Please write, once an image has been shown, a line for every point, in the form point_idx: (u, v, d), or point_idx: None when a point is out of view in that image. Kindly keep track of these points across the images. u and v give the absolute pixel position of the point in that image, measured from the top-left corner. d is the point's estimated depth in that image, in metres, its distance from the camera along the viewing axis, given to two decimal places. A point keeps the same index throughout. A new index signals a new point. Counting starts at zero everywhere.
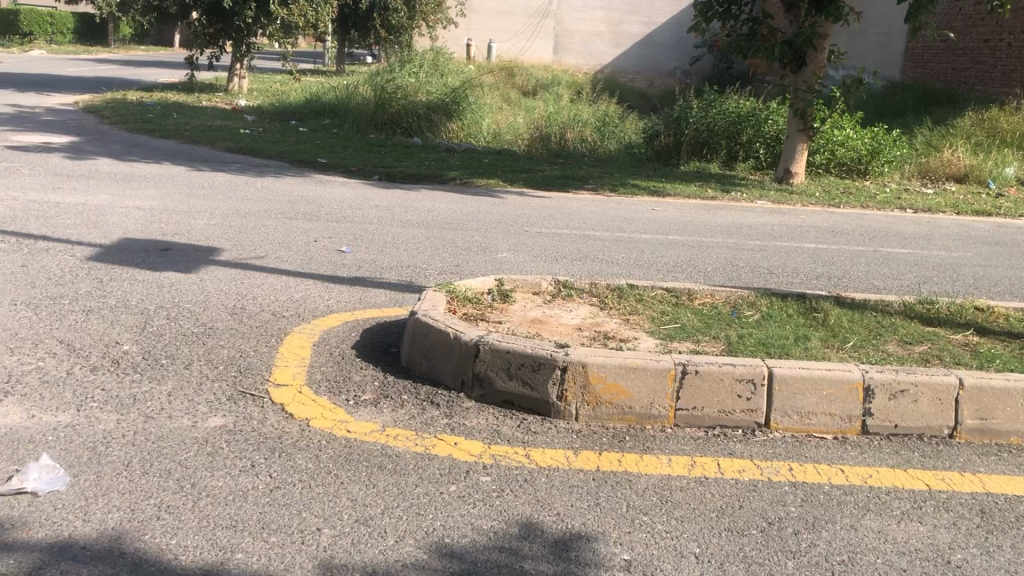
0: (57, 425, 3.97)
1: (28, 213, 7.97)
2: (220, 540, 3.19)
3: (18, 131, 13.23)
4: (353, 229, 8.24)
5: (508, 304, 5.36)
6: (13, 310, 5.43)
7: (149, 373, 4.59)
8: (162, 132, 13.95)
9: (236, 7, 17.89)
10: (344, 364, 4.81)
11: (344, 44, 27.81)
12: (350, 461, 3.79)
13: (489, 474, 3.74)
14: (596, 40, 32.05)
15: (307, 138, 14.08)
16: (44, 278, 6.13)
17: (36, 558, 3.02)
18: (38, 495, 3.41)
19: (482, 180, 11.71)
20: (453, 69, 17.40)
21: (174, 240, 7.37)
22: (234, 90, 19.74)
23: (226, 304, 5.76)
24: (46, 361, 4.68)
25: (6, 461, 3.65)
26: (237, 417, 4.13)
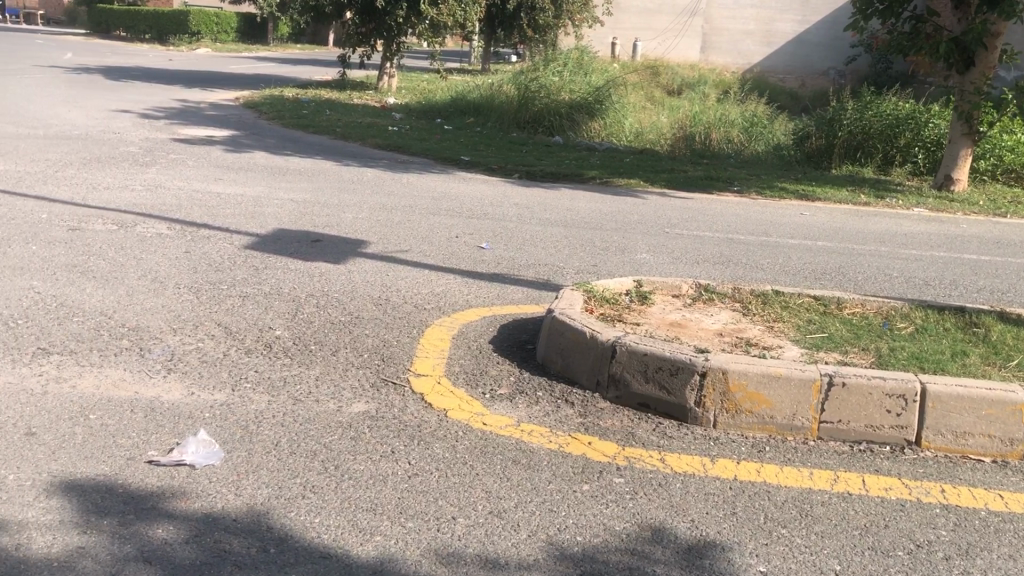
0: (214, 403, 4.21)
1: (193, 203, 8.48)
2: (359, 522, 3.30)
3: (185, 125, 14.08)
4: (494, 226, 8.36)
5: (647, 306, 5.31)
6: (178, 293, 5.79)
7: (299, 357, 4.80)
8: (315, 127, 14.55)
9: (388, 7, 18.41)
10: (481, 359, 4.88)
11: (491, 43, 28.24)
12: (485, 453, 3.85)
13: (623, 476, 3.72)
14: (745, 39, 31.29)
15: (452, 136, 14.38)
16: (205, 264, 6.50)
17: (192, 527, 3.22)
18: (195, 467, 3.64)
19: (623, 180, 11.65)
20: (597, 68, 17.39)
21: (324, 232, 7.68)
22: (383, 88, 20.40)
23: (371, 295, 5.96)
24: (205, 342, 4.97)
25: (167, 434, 3.90)
26: (379, 404, 4.27)
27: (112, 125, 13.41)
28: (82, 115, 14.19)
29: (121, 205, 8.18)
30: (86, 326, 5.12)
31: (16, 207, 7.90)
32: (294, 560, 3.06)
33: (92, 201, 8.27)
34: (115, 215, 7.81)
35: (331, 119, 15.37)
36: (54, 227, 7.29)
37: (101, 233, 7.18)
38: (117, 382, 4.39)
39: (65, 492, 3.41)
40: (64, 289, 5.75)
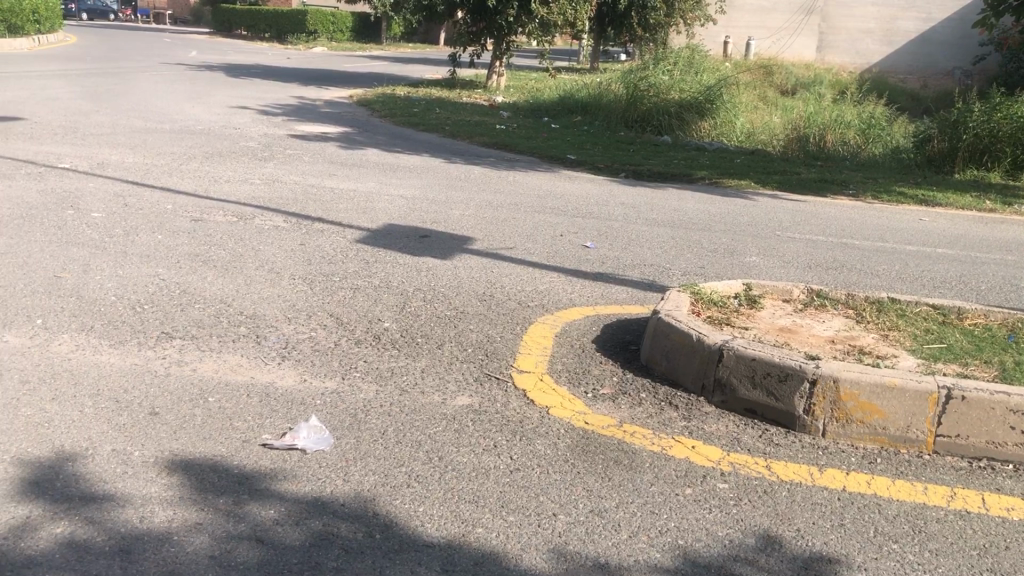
0: (324, 391, 4.35)
1: (307, 197, 8.75)
2: (461, 513, 3.36)
3: (301, 121, 14.52)
4: (600, 225, 8.34)
5: (756, 310, 5.20)
6: (292, 284, 6.00)
7: (406, 350, 4.90)
8: (425, 125, 14.79)
9: (498, 7, 18.54)
10: (585, 357, 4.88)
11: (600, 43, 28.16)
12: (587, 452, 3.86)
13: (727, 481, 3.66)
14: (864, 37, 30.30)
15: (559, 134, 14.40)
16: (319, 256, 6.70)
17: (303, 510, 3.34)
18: (306, 451, 3.76)
19: (733, 181, 11.44)
20: (708, 66, 17.14)
21: (432, 228, 7.81)
22: (492, 86, 20.60)
23: (477, 291, 6.04)
24: (317, 332, 5.13)
25: (280, 419, 4.05)
26: (482, 398, 4.33)
27: (234, 121, 13.93)
28: (205, 111, 14.82)
29: (240, 198, 8.52)
30: (206, 313, 5.36)
31: (144, 198, 8.31)
32: (398, 547, 3.13)
33: (214, 194, 8.63)
34: (235, 207, 8.13)
35: (441, 117, 15.60)
36: (178, 217, 7.64)
37: (222, 225, 7.49)
38: (234, 367, 4.58)
39: (184, 470, 3.57)
40: (188, 277, 6.02)
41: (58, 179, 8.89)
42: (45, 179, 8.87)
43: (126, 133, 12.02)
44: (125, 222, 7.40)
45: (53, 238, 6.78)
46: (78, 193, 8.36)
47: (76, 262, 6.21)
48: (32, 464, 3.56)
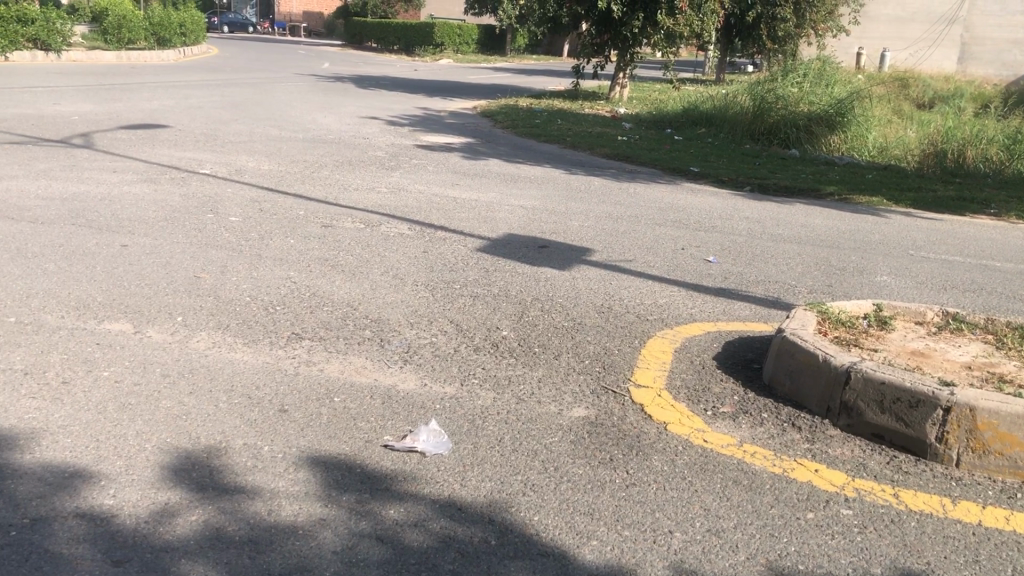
0: (444, 396, 4.44)
1: (431, 206, 8.94)
2: (577, 525, 3.37)
3: (426, 131, 14.85)
4: (723, 239, 8.20)
5: (887, 331, 5.00)
6: (415, 290, 6.15)
7: (524, 359, 4.95)
8: (547, 136, 14.89)
9: (624, 18, 18.54)
10: (705, 374, 4.81)
11: (727, 55, 27.68)
12: (705, 470, 3.80)
13: (851, 508, 3.54)
14: (1012, 48, 28.75)
15: (682, 146, 14.25)
16: (441, 264, 6.85)
17: (422, 512, 3.41)
18: (426, 454, 3.85)
19: (863, 197, 11.04)
20: (840, 79, 16.64)
21: (552, 238, 7.86)
22: (615, 98, 20.60)
23: (595, 302, 6.04)
24: (438, 337, 5.24)
25: (402, 421, 4.15)
26: (599, 411, 4.32)
27: (362, 130, 14.38)
28: (337, 121, 15.34)
29: (367, 206, 8.78)
30: (334, 315, 5.55)
31: (277, 204, 8.67)
32: (514, 554, 3.17)
33: (343, 201, 8.94)
34: (362, 215, 8.39)
35: (563, 128, 15.68)
36: (308, 223, 7.94)
37: (350, 231, 7.74)
38: (358, 369, 4.73)
39: (308, 466, 3.71)
40: (317, 281, 6.25)
41: (200, 185, 9.38)
42: (187, 184, 9.37)
43: (262, 141, 12.58)
44: (260, 227, 7.74)
45: (194, 240, 7.16)
46: (217, 198, 8.80)
47: (215, 264, 6.54)
48: (171, 454, 3.76)
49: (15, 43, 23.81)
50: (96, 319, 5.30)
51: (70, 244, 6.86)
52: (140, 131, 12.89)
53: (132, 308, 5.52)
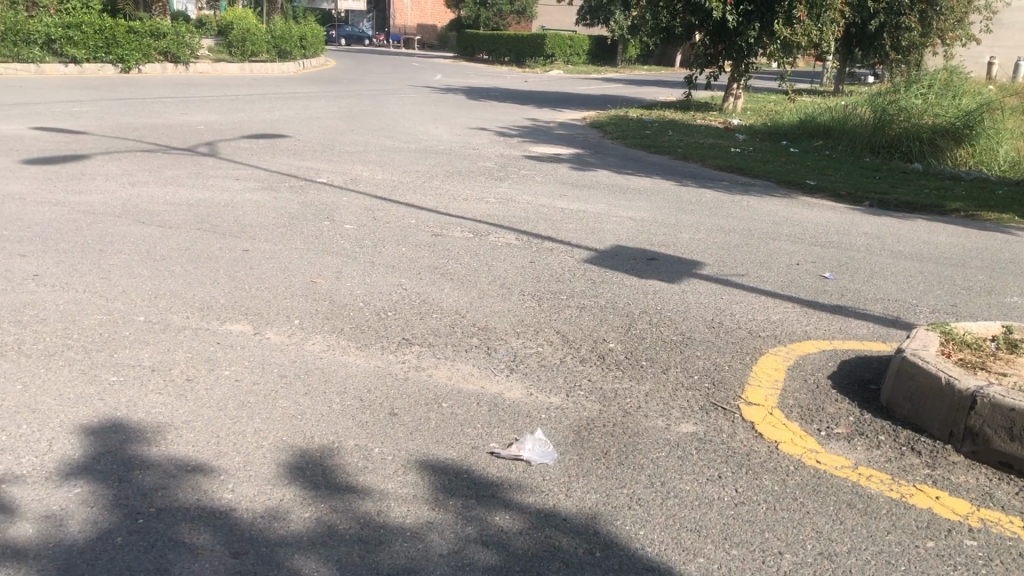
0: (550, 406, 4.45)
1: (540, 217, 8.99)
2: (683, 541, 3.32)
3: (536, 143, 14.93)
4: (839, 255, 7.96)
5: (1017, 354, 4.74)
6: (523, 299, 6.19)
7: (631, 372, 4.92)
8: (657, 148, 14.77)
9: (740, 28, 18.25)
10: (819, 394, 4.67)
11: (846, 65, 26.88)
12: (818, 491, 3.69)
13: (975, 539, 3.38)
14: None
15: (798, 159, 13.90)
16: (549, 274, 6.88)
17: (526, 520, 3.43)
18: (531, 463, 3.87)
19: (992, 214, 10.52)
20: (969, 90, 15.92)
21: (661, 251, 7.78)
22: (728, 109, 20.28)
23: (705, 317, 5.95)
24: (544, 347, 5.26)
25: (508, 429, 4.19)
26: (707, 427, 4.26)
27: (473, 142, 14.58)
28: (448, 132, 15.59)
29: (477, 216, 8.89)
30: (443, 322, 5.64)
31: (390, 212, 8.88)
32: (619, 567, 3.15)
33: (453, 211, 9.08)
34: (471, 224, 8.51)
35: (674, 139, 15.52)
36: (419, 232, 8.10)
37: (459, 240, 7.86)
38: (466, 376, 4.79)
39: (418, 469, 3.78)
40: (427, 288, 6.37)
41: (316, 193, 9.69)
42: (305, 192, 9.69)
43: (376, 152, 12.90)
44: (373, 234, 7.95)
45: (310, 246, 7.39)
46: (333, 205, 9.07)
47: (330, 269, 6.75)
48: (286, 451, 3.90)
49: (148, 56, 25.14)
50: (218, 320, 5.53)
51: (195, 248, 7.19)
52: (262, 141, 13.41)
53: (252, 310, 5.75)
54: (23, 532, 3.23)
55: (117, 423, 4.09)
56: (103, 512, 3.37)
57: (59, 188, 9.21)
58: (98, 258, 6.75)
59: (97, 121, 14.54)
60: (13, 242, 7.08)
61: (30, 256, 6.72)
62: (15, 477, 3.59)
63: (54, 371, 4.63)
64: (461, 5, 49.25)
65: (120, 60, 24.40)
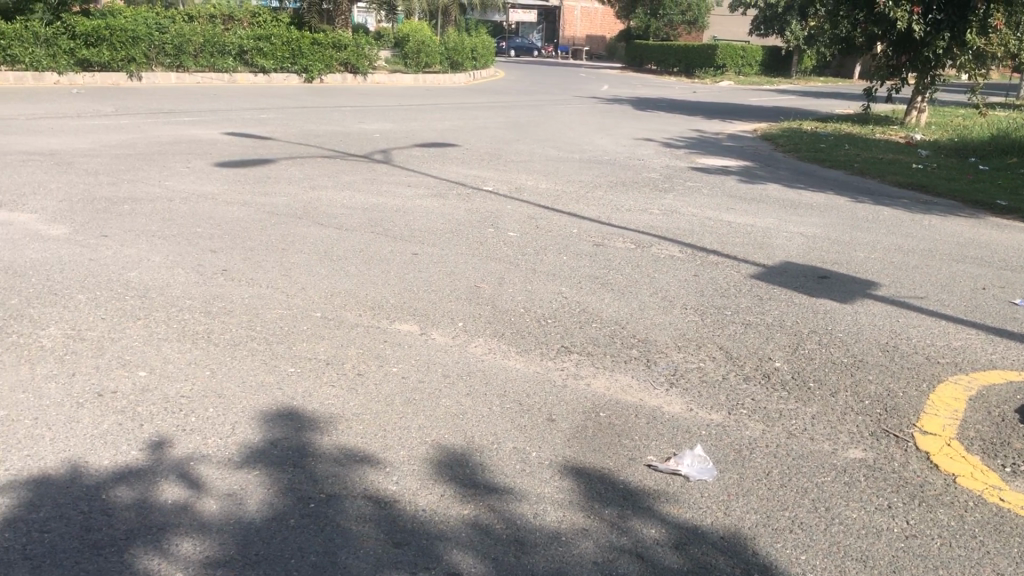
0: (710, 422, 4.37)
1: (705, 229, 8.84)
2: (847, 571, 3.19)
3: (703, 154, 14.68)
4: None
5: None
6: (686, 313, 6.11)
7: (797, 393, 4.75)
8: (832, 162, 14.21)
9: (927, 38, 17.12)
10: (1005, 428, 4.37)
11: None
12: (999, 531, 3.46)
13: None
14: None
15: (988, 177, 13.03)
16: (713, 288, 6.76)
17: (682, 535, 3.39)
18: (689, 479, 3.81)
19: None
20: None
21: (833, 269, 7.48)
22: (911, 123, 19.22)
23: (879, 340, 5.68)
24: (707, 363, 5.17)
25: (666, 443, 4.14)
26: (878, 454, 4.06)
27: (639, 152, 14.51)
28: (615, 143, 15.58)
29: (641, 227, 8.84)
30: (603, 333, 5.64)
31: (554, 222, 8.96)
32: None
33: (617, 221, 9.07)
34: (634, 235, 8.47)
35: (849, 153, 14.89)
36: (582, 241, 8.14)
37: (622, 251, 7.84)
38: (625, 387, 4.78)
39: (574, 476, 3.80)
40: (588, 297, 6.40)
41: (482, 201, 9.91)
42: (471, 200, 9.92)
43: (541, 161, 13.06)
44: (537, 242, 8.05)
45: (475, 252, 7.57)
46: (498, 213, 9.24)
47: (493, 275, 6.88)
48: (447, 450, 4.01)
49: (329, 67, 26.45)
50: (388, 319, 5.76)
51: (368, 249, 7.53)
52: (433, 149, 13.84)
53: (419, 311, 5.95)
54: (208, 507, 3.49)
55: (293, 411, 4.35)
56: (278, 495, 3.58)
57: (247, 190, 9.85)
58: (280, 256, 7.18)
59: (283, 128, 15.44)
60: (205, 239, 7.64)
61: (220, 252, 7.23)
62: (203, 455, 3.88)
63: (239, 360, 4.97)
64: (631, 15, 49.08)
65: (304, 70, 25.85)
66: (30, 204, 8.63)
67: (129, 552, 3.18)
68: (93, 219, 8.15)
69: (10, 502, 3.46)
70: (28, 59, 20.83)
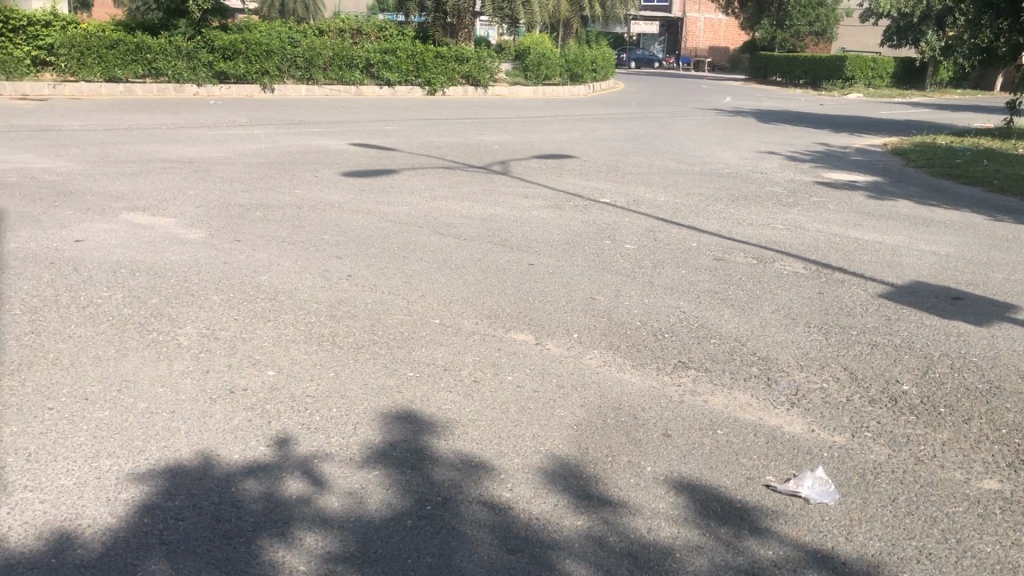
0: (832, 444, 4.24)
1: (831, 246, 8.59)
2: None
3: (830, 168, 14.25)
4: None
5: None
6: (808, 331, 5.96)
7: (927, 418, 4.56)
8: (969, 178, 13.56)
9: None
10: None
11: None
12: None
13: None
14: None
15: None
16: (838, 306, 6.56)
17: (802, 558, 3.30)
18: (809, 501, 3.70)
19: None
20: None
21: (967, 290, 7.15)
22: None
23: (1017, 365, 5.39)
24: (830, 383, 5.02)
25: (786, 464, 4.04)
26: (1015, 487, 3.86)
27: (762, 166, 14.21)
28: (737, 156, 15.30)
29: (762, 242, 8.64)
30: (722, 348, 5.56)
31: (672, 235, 8.87)
32: None
33: (737, 236, 8.91)
34: (756, 250, 8.31)
35: (988, 169, 14.17)
36: (701, 255, 8.03)
37: (743, 266, 7.70)
38: (743, 405, 4.69)
39: (689, 492, 3.75)
40: (707, 312, 6.31)
41: (600, 212, 9.91)
42: (589, 212, 9.92)
43: (661, 173, 12.95)
44: (654, 255, 7.99)
45: (592, 264, 7.57)
46: (615, 226, 9.21)
47: (610, 288, 6.87)
48: (562, 460, 4.03)
49: (451, 79, 26.95)
50: (505, 328, 5.83)
51: (485, 259, 7.63)
52: (552, 160, 13.92)
53: (535, 321, 6.00)
54: (331, 503, 3.61)
55: (412, 414, 4.45)
56: (397, 496, 3.67)
57: (371, 199, 10.15)
58: (401, 264, 7.36)
59: (406, 139, 15.82)
60: (331, 245, 7.91)
61: (345, 259, 7.47)
62: (326, 454, 4.02)
63: (361, 362, 5.13)
64: (756, 26, 48.06)
65: (428, 83, 26.43)
66: (171, 209, 9.12)
67: (256, 543, 3.33)
68: (228, 225, 8.55)
69: (149, 490, 3.68)
70: (171, 72, 22.03)
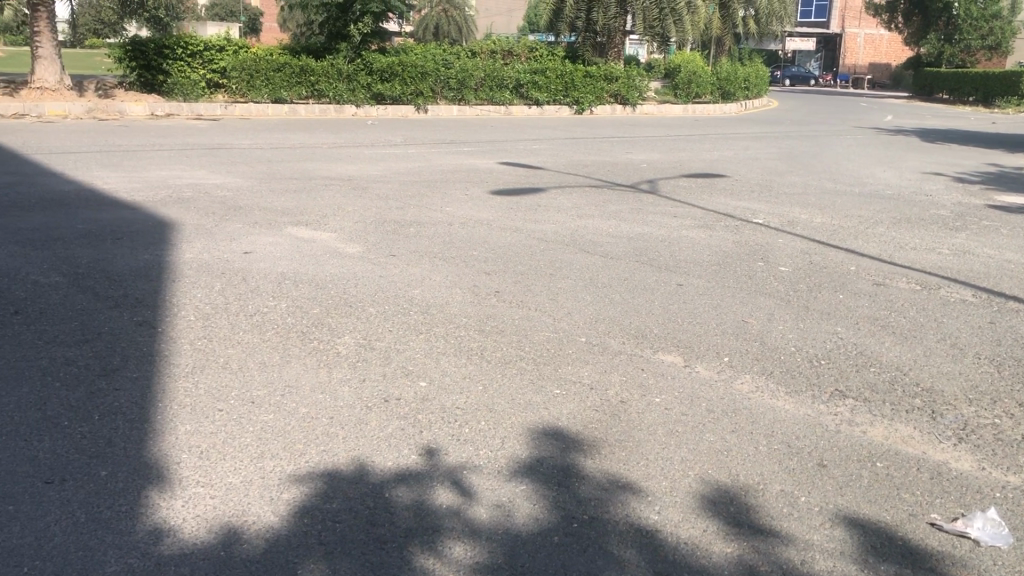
0: (1005, 484, 3.98)
1: (1004, 273, 8.06)
2: None
3: (1004, 191, 13.34)
4: None
5: None
6: (977, 362, 5.61)
7: None
8: None
9: None
10: None
11: None
12: None
13: None
14: None
15: None
16: (1012, 338, 6.15)
17: None
18: (979, 544, 3.48)
19: None
20: None
21: None
22: None
23: None
24: (1003, 420, 4.70)
25: (952, 502, 3.82)
26: None
27: (927, 187, 13.49)
28: (899, 176, 14.59)
29: (927, 267, 8.20)
30: (882, 378, 5.31)
31: (828, 258, 8.55)
32: None
33: (899, 260, 8.50)
34: (919, 276, 7.90)
35: None
36: (860, 280, 7.71)
37: (905, 292, 7.34)
38: (905, 438, 4.46)
39: (847, 525, 3.60)
40: (866, 339, 6.04)
41: (752, 233, 9.67)
42: (740, 232, 9.70)
43: (816, 194, 12.52)
44: (809, 278, 7.74)
45: (743, 286, 7.41)
46: (769, 247, 8.97)
47: (762, 311, 6.69)
48: (711, 485, 3.95)
49: (600, 98, 27.07)
50: (652, 349, 5.78)
51: (633, 278, 7.60)
52: (701, 179, 13.70)
53: (683, 343, 5.92)
54: (479, 514, 3.68)
55: (559, 431, 4.47)
56: (544, 511, 3.70)
57: (520, 217, 10.29)
58: (548, 281, 7.43)
59: (554, 158, 15.96)
60: (480, 261, 8.08)
61: (494, 275, 7.60)
62: (475, 465, 4.10)
63: (509, 377, 5.20)
64: (922, 41, 45.67)
65: (576, 102, 26.65)
66: (330, 223, 9.55)
67: (408, 549, 3.43)
68: (383, 239, 8.88)
69: (308, 491, 3.85)
70: (333, 93, 23.06)
